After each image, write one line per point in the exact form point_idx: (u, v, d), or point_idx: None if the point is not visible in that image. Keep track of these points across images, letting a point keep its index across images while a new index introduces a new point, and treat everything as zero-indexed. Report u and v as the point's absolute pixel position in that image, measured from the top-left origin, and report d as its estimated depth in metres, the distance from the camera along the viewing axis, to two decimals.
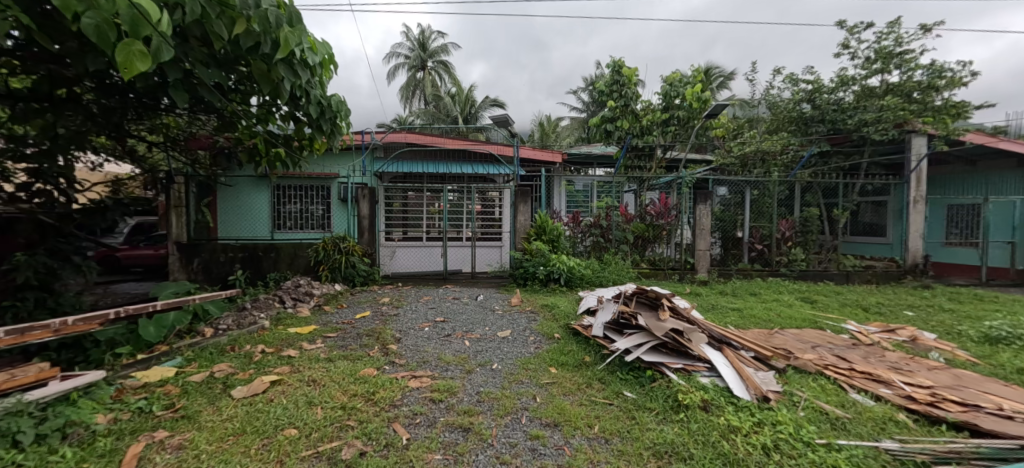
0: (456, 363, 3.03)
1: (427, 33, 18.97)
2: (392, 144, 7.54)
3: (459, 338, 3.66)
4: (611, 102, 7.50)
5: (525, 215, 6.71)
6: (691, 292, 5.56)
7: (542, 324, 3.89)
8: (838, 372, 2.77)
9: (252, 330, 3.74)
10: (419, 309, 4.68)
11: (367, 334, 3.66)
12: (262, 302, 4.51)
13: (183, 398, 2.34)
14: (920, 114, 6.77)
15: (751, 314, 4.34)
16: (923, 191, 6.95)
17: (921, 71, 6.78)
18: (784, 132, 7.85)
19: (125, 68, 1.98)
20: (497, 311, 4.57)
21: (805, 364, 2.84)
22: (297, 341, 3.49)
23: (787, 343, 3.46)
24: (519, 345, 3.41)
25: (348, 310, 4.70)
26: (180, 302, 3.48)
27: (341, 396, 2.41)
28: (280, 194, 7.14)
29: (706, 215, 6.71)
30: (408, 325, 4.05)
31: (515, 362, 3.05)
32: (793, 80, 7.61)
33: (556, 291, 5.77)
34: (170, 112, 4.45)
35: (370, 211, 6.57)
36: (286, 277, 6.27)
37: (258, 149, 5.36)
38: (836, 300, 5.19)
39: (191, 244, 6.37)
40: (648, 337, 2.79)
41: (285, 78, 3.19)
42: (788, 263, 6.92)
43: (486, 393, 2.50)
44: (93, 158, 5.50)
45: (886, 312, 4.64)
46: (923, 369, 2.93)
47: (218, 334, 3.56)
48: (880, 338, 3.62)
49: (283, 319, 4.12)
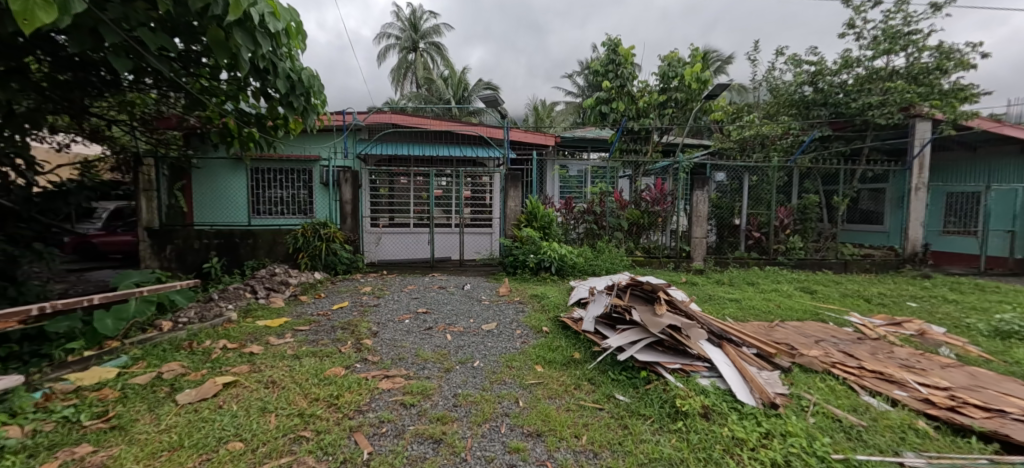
0: (435, 360, 2.79)
1: (418, 14, 18.37)
2: (376, 125, 7.16)
3: (440, 331, 3.43)
4: (606, 83, 7.15)
5: (515, 201, 6.41)
6: (687, 282, 5.35)
7: (530, 316, 3.67)
8: (847, 372, 2.58)
9: (217, 323, 3.42)
10: (401, 300, 4.43)
11: (342, 328, 3.43)
12: (231, 293, 4.21)
13: (120, 405, 2.06)
14: (926, 97, 6.47)
15: (751, 306, 4.16)
16: (925, 177, 6.82)
17: (927, 52, 6.55)
18: (784, 117, 7.56)
19: (24, 19, 1.63)
20: (484, 302, 4.32)
21: (811, 362, 2.65)
22: (265, 336, 3.23)
23: (790, 337, 3.30)
24: (504, 340, 3.17)
25: (326, 300, 4.44)
26: (121, 295, 3.26)
27: (301, 401, 2.16)
28: (258, 177, 6.81)
29: (703, 201, 6.51)
30: (388, 317, 3.82)
31: (499, 359, 2.81)
32: (796, 61, 7.34)
33: (547, 280, 5.52)
34: (133, 88, 4.60)
35: (352, 195, 6.27)
36: (264, 264, 5.98)
37: (229, 128, 5.21)
38: (837, 290, 5.01)
39: (164, 229, 6.00)
40: (642, 333, 2.50)
41: (243, 46, 2.93)
42: (785, 251, 6.78)
43: (464, 395, 2.28)
44: (61, 138, 5.96)
45: (889, 303, 4.45)
46: (936, 367, 2.74)
47: (177, 326, 3.28)
48: (886, 331, 3.45)
49: (252, 311, 3.84)
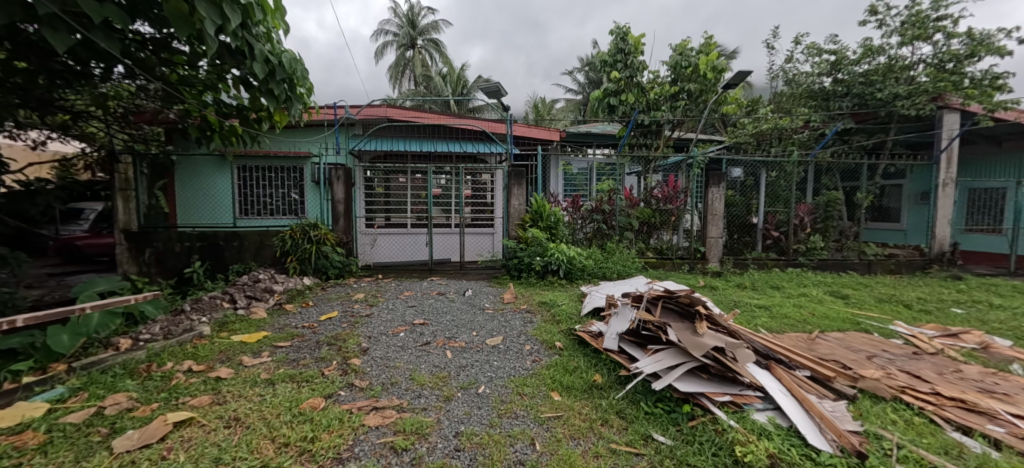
0: (432, 386, 2.38)
1: (416, 10, 17.94)
2: (370, 119, 6.71)
3: (439, 347, 3.02)
4: (614, 73, 6.73)
5: (519, 199, 6.00)
6: (706, 285, 4.94)
7: (540, 328, 3.28)
8: (922, 399, 2.17)
9: (185, 339, 3.02)
10: (396, 309, 4.01)
11: (327, 344, 3.03)
12: (206, 304, 3.80)
13: (39, 457, 1.67)
14: (958, 86, 6.08)
15: (783, 314, 3.75)
16: (953, 172, 6.41)
17: (958, 39, 6.14)
18: (802, 109, 7.16)
19: None
20: (487, 311, 3.90)
21: (877, 387, 2.25)
22: (238, 355, 2.82)
23: (837, 352, 2.90)
24: (512, 358, 2.77)
25: (314, 310, 4.02)
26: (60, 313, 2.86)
27: (266, 447, 1.76)
28: (245, 175, 6.39)
29: (718, 199, 6.11)
30: (381, 329, 3.41)
31: (507, 384, 2.40)
32: (815, 50, 6.92)
33: (554, 284, 5.11)
34: (106, 81, 4.22)
35: (345, 194, 5.82)
36: (250, 269, 5.58)
37: (209, 122, 4.80)
38: (871, 295, 4.60)
39: (143, 231, 5.56)
40: (680, 356, 2.09)
41: (206, 19, 2.53)
42: (806, 251, 6.38)
43: (468, 435, 1.87)
44: (37, 135, 5.62)
45: (933, 310, 4.04)
46: (1021, 391, 2.33)
47: (137, 344, 2.87)
48: (943, 345, 3.06)
49: (229, 324, 3.43)
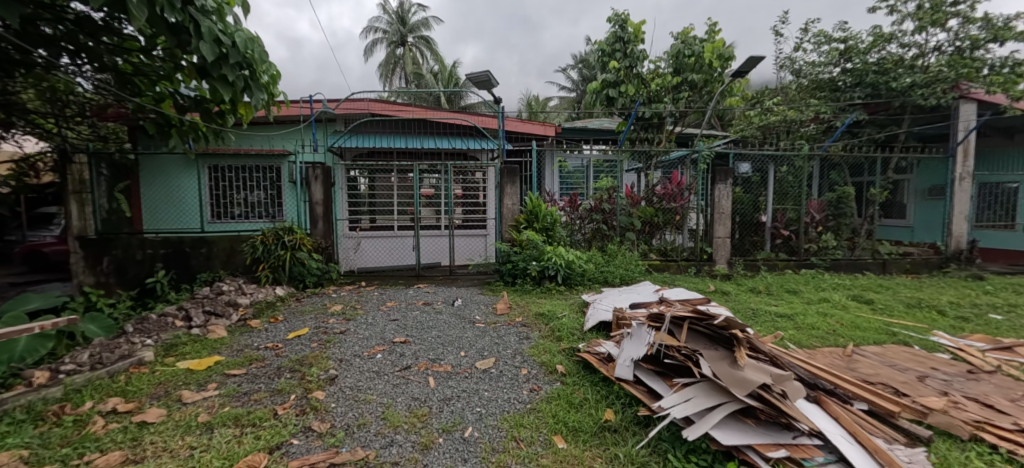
0: (408, 429, 1.94)
1: (407, 5, 17.43)
2: (350, 114, 6.23)
3: (419, 373, 2.59)
4: (613, 63, 6.32)
5: (512, 198, 5.56)
6: (717, 290, 4.54)
7: (538, 346, 2.86)
8: (1011, 440, 1.77)
9: (119, 369, 2.56)
10: (376, 323, 3.55)
11: (288, 371, 2.57)
12: (155, 323, 3.33)
13: None
14: (977, 74, 5.73)
15: (808, 324, 3.35)
16: (970, 165, 6.11)
17: (977, 24, 5.77)
18: (810, 101, 6.79)
19: None
20: (478, 326, 3.45)
21: (953, 425, 1.84)
22: (178, 388, 2.37)
23: (882, 372, 2.51)
24: (505, 387, 2.34)
25: (283, 325, 3.56)
26: None
27: None
28: (216, 176, 5.91)
29: (725, 196, 5.74)
30: (354, 350, 2.95)
31: (499, 423, 1.97)
32: (823, 39, 6.56)
33: (553, 291, 4.68)
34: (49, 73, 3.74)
35: (324, 195, 5.35)
36: (219, 278, 5.10)
37: (168, 118, 4.33)
38: (897, 299, 4.22)
39: (102, 237, 5.06)
40: (717, 394, 1.68)
41: None
42: (817, 251, 6.03)
43: None
44: None
45: (971, 317, 3.66)
46: None
47: (57, 378, 2.41)
48: (998, 360, 2.67)
49: (177, 347, 2.97)
